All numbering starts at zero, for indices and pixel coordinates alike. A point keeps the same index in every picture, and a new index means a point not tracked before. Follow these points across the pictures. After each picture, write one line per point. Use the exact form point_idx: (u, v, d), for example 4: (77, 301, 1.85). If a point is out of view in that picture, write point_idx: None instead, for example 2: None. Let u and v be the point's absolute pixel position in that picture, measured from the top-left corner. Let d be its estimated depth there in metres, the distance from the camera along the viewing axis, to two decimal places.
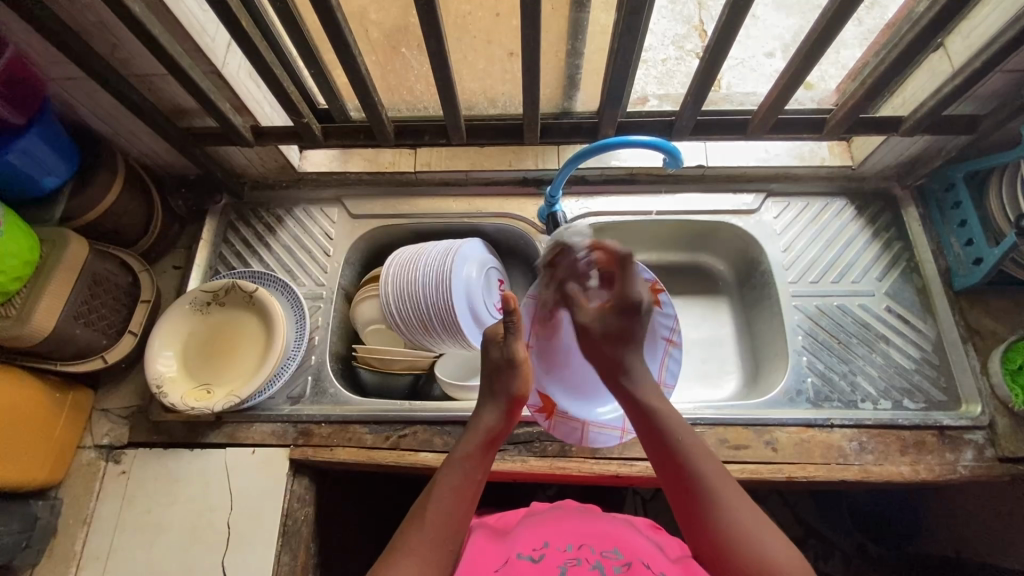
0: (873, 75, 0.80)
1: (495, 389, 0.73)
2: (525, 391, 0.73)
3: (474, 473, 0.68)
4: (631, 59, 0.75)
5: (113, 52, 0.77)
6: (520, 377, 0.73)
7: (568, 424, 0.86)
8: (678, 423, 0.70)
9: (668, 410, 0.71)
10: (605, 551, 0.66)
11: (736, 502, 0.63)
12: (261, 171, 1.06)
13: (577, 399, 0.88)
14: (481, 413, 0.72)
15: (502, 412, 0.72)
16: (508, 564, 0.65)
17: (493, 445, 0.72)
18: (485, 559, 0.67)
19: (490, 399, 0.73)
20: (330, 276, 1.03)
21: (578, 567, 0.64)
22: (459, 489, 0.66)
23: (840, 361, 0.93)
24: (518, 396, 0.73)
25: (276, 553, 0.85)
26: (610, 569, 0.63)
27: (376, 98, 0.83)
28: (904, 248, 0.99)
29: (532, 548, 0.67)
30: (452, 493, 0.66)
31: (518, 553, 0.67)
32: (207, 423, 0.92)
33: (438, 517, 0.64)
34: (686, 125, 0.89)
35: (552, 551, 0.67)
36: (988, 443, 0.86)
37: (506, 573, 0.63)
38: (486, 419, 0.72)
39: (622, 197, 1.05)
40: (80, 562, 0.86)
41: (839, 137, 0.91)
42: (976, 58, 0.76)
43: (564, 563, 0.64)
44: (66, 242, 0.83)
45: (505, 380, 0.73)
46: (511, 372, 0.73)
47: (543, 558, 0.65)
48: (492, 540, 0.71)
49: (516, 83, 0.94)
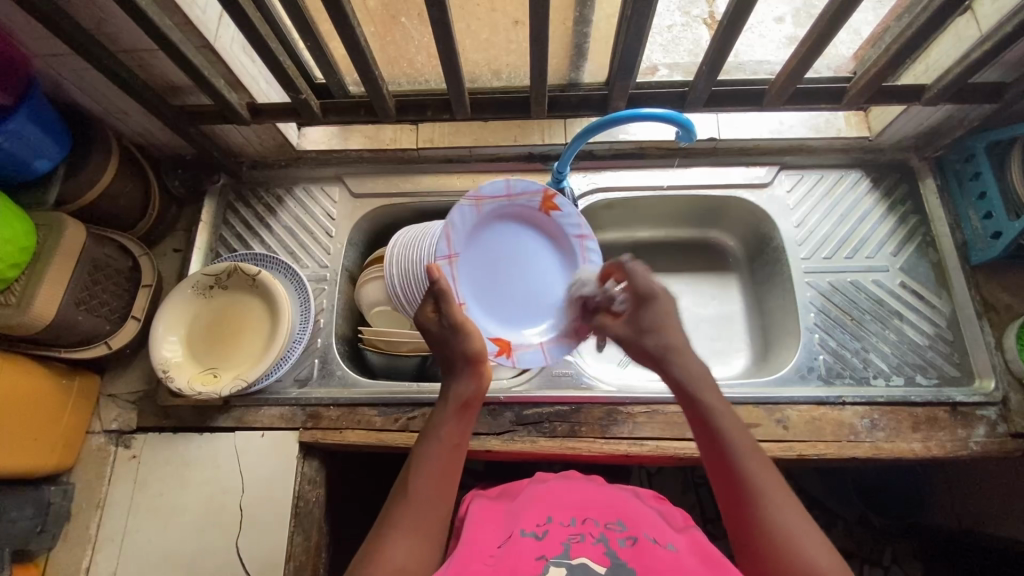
0: (902, 40, 0.75)
1: (455, 351, 0.72)
2: (481, 345, 0.72)
3: (451, 438, 0.67)
4: (644, 27, 0.71)
5: (99, 26, 0.73)
6: (471, 338, 0.72)
7: (528, 348, 0.86)
8: (733, 423, 0.63)
9: (724, 408, 0.64)
10: (608, 523, 0.65)
11: (787, 511, 0.57)
12: (259, 150, 1.03)
13: (518, 325, 0.88)
14: (452, 381, 0.71)
15: (472, 375, 0.71)
16: (511, 541, 0.63)
17: (470, 409, 0.70)
18: (489, 537, 0.65)
19: (453, 368, 0.72)
20: (333, 257, 1.01)
21: (582, 543, 0.61)
22: (439, 457, 0.65)
23: (853, 338, 0.92)
24: (474, 355, 0.71)
25: (290, 534, 0.85)
26: (615, 541, 0.61)
27: (376, 71, 0.79)
28: (921, 221, 0.97)
29: (535, 525, 0.65)
30: (434, 460, 0.65)
31: (521, 529, 0.65)
32: (214, 407, 0.91)
33: (424, 490, 0.63)
34: (699, 98, 0.85)
35: (556, 526, 0.64)
36: (1001, 419, 0.85)
37: (509, 551, 0.61)
38: (457, 388, 0.71)
39: (632, 172, 1.02)
40: (96, 545, 0.87)
41: (858, 107, 0.88)
42: (1007, 22, 0.73)
43: (567, 539, 0.62)
44: (63, 227, 0.81)
45: (457, 344, 0.72)
46: (460, 334, 0.72)
47: (547, 535, 0.63)
48: (490, 518, 0.69)
49: (521, 54, 0.90)
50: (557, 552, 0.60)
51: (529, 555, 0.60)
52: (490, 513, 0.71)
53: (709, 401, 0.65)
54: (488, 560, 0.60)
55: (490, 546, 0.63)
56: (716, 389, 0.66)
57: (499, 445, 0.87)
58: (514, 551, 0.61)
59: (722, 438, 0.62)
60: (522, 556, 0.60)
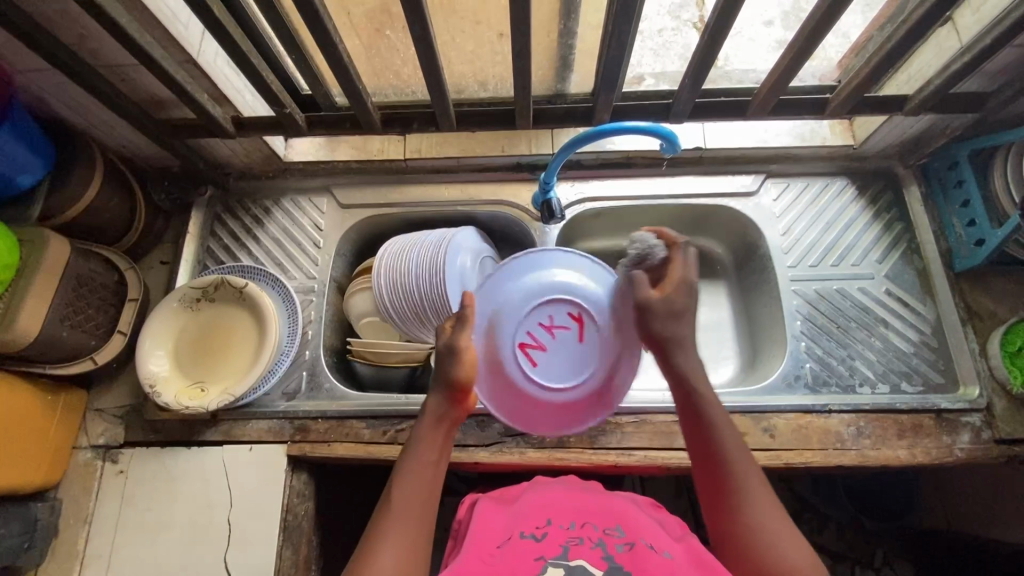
0: (882, 52, 0.76)
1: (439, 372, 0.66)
2: (472, 376, 0.66)
3: (431, 458, 0.65)
4: (626, 42, 0.71)
5: (80, 42, 0.73)
6: (466, 365, 0.65)
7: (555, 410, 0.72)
8: (725, 418, 0.63)
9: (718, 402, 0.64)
10: (607, 529, 0.63)
11: (768, 512, 0.59)
12: (246, 162, 1.03)
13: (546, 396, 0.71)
14: (429, 397, 0.67)
15: (449, 398, 0.66)
16: (510, 542, 0.62)
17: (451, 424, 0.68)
18: (489, 534, 0.65)
19: (434, 382, 0.67)
20: (321, 268, 1.01)
21: (579, 547, 0.61)
22: (421, 474, 0.63)
23: (839, 346, 0.93)
24: (462, 382, 0.66)
25: (278, 548, 0.85)
26: (612, 547, 0.60)
27: (360, 85, 0.79)
28: (905, 229, 0.98)
29: (535, 527, 0.64)
30: (417, 480, 0.63)
31: (521, 531, 0.64)
32: (203, 420, 0.91)
33: (406, 506, 0.61)
34: (683, 109, 0.85)
35: (556, 529, 0.64)
36: (986, 425, 0.86)
37: (506, 551, 0.61)
38: (434, 401, 0.67)
39: (620, 181, 1.02)
40: (83, 561, 0.87)
41: (841, 116, 0.88)
42: (986, 35, 0.73)
43: (565, 543, 0.61)
44: (46, 244, 0.80)
45: (446, 368, 0.66)
46: (454, 360, 0.65)
47: (546, 537, 0.62)
48: (493, 514, 0.69)
49: (506, 65, 0.90)
50: (556, 554, 0.59)
51: (529, 555, 0.60)
52: (492, 510, 0.70)
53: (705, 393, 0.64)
54: (487, 559, 0.60)
55: (490, 545, 0.63)
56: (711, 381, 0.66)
57: (487, 457, 0.87)
58: (513, 552, 0.60)
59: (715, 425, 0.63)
60: (522, 557, 0.59)
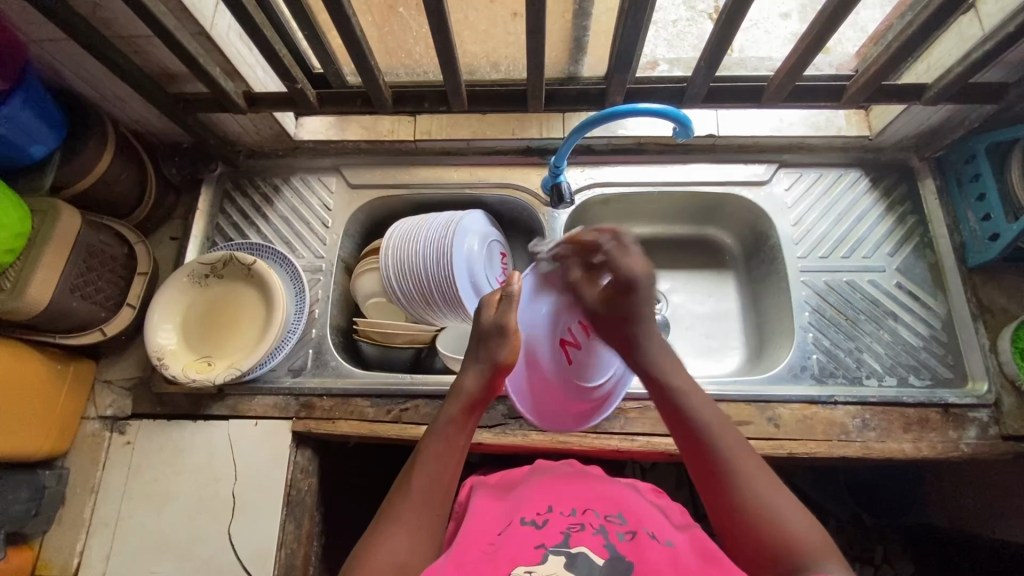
0: (901, 39, 0.75)
1: (481, 354, 0.69)
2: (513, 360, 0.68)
3: (457, 438, 0.66)
4: (642, 20, 0.70)
5: (95, 11, 0.73)
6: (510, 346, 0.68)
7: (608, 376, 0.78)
8: (699, 400, 0.67)
9: (689, 387, 0.68)
10: (609, 516, 0.63)
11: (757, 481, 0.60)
12: (257, 140, 1.03)
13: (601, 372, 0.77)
14: (466, 375, 0.69)
15: (484, 376, 0.68)
16: (511, 529, 0.62)
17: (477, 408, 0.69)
18: (489, 525, 0.65)
19: (473, 360, 0.70)
20: (329, 248, 1.01)
21: (581, 533, 0.61)
22: (444, 456, 0.65)
23: (847, 338, 0.92)
24: (504, 365, 0.68)
25: (281, 522, 0.86)
26: (614, 535, 0.60)
27: (372, 61, 0.79)
28: (919, 222, 0.97)
29: (536, 513, 0.64)
30: (439, 459, 0.64)
31: (521, 517, 0.64)
32: (209, 394, 0.92)
33: (426, 486, 0.62)
34: (697, 93, 0.84)
35: (557, 516, 0.64)
36: (993, 421, 0.85)
37: (506, 540, 0.61)
38: (468, 383, 0.69)
39: (631, 168, 1.02)
40: (90, 530, 0.88)
41: (857, 105, 0.87)
42: (1010, 21, 0.71)
43: (566, 529, 0.61)
44: (57, 215, 0.81)
45: (495, 347, 0.68)
46: (501, 339, 0.68)
47: (547, 524, 0.62)
48: (492, 506, 0.69)
49: (520, 46, 0.90)
50: (557, 542, 0.59)
51: (530, 543, 0.59)
52: (492, 500, 0.70)
53: (673, 380, 0.69)
54: (488, 547, 0.60)
55: (491, 533, 0.63)
56: (681, 370, 0.70)
57: (490, 438, 0.88)
58: (514, 538, 0.60)
59: (686, 410, 0.66)
60: (522, 544, 0.59)
